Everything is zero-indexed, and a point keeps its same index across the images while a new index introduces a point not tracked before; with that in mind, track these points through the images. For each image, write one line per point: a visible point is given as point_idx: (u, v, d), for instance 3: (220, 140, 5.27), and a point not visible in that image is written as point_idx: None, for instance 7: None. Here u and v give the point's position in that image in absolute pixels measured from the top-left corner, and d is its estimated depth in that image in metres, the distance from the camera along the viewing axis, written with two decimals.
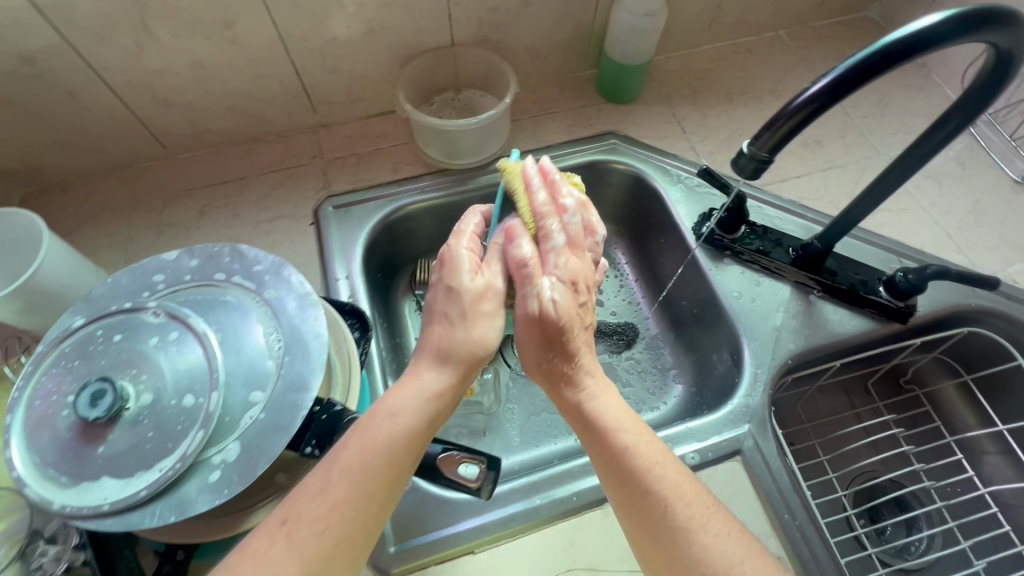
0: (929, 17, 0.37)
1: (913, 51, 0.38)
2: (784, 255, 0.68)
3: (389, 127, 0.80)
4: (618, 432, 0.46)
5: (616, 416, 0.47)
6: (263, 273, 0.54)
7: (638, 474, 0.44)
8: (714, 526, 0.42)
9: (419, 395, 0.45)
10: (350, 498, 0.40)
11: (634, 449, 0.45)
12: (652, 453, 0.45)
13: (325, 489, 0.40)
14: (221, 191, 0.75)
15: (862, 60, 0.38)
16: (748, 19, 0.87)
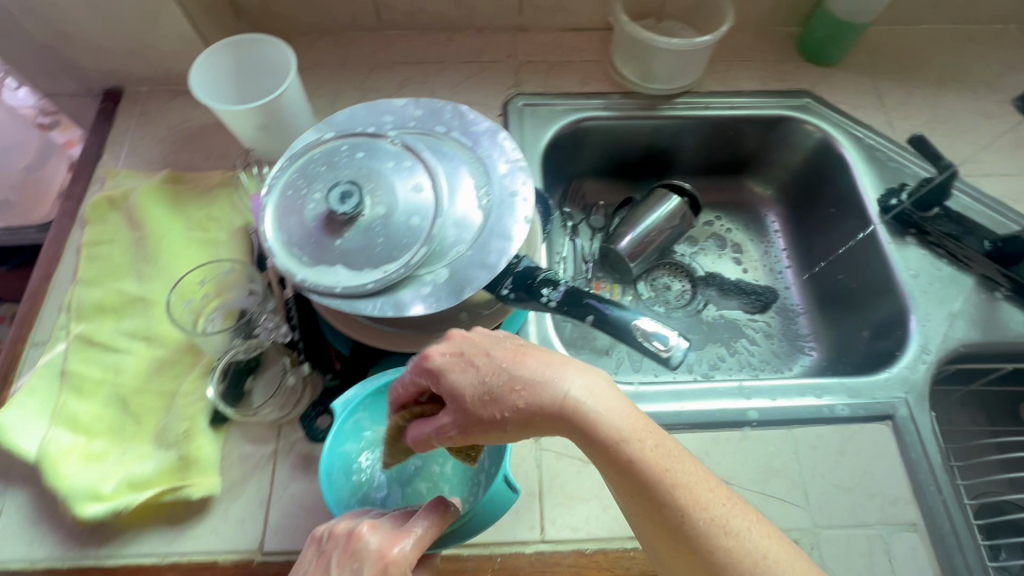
0: None
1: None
2: (976, 245, 0.64)
3: (583, 43, 0.82)
4: (629, 446, 0.38)
5: (613, 416, 0.39)
6: (480, 134, 0.57)
7: (665, 508, 0.37)
8: (744, 522, 0.38)
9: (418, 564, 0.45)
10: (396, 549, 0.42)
11: (650, 467, 0.38)
12: (661, 458, 0.38)
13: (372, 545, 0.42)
14: (422, 70, 0.80)
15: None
16: (981, 3, 0.81)
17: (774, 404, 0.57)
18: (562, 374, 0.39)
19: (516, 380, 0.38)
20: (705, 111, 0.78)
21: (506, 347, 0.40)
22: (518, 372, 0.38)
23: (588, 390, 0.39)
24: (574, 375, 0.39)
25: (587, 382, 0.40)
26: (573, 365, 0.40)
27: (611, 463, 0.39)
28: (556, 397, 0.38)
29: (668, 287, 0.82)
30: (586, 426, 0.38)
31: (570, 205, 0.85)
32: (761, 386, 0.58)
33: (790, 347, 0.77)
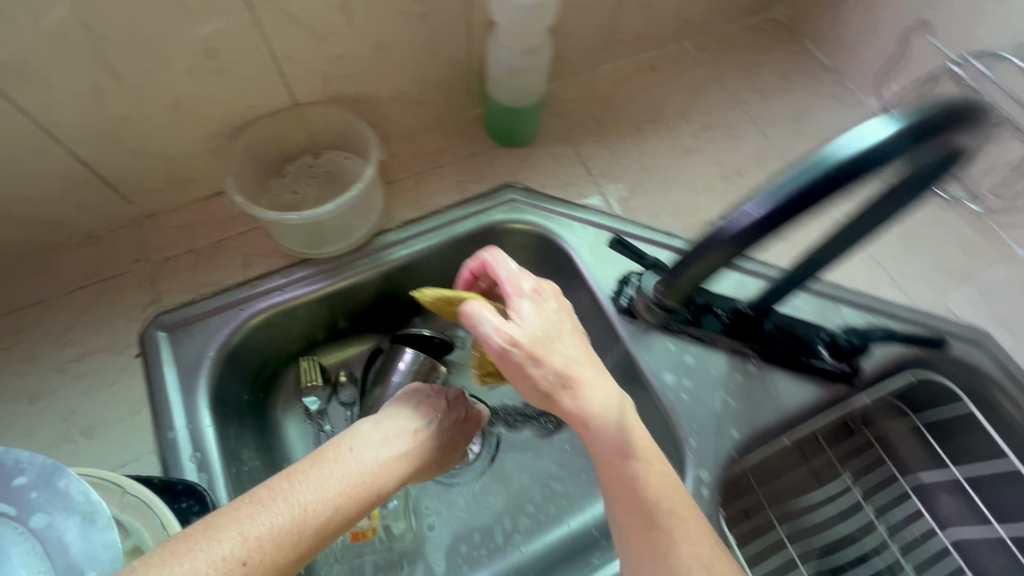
0: (877, 126, 0.35)
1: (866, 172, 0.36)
2: (715, 323, 0.59)
3: (235, 209, 0.64)
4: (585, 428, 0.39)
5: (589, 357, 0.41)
6: (26, 490, 0.38)
7: (633, 481, 0.38)
8: None
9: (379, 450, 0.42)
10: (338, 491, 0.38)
11: (608, 459, 0.39)
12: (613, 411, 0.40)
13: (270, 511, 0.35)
14: (10, 324, 0.57)
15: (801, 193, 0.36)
16: (648, 33, 0.77)
17: None
18: (586, 365, 0.40)
19: (580, 374, 0.40)
20: (406, 250, 0.64)
21: (536, 315, 0.42)
22: (563, 356, 0.40)
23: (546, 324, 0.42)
24: (582, 364, 0.40)
25: (603, 385, 0.40)
26: (568, 324, 0.43)
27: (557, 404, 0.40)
28: (545, 361, 0.39)
29: None
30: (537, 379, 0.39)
31: (307, 390, 0.67)
32: None
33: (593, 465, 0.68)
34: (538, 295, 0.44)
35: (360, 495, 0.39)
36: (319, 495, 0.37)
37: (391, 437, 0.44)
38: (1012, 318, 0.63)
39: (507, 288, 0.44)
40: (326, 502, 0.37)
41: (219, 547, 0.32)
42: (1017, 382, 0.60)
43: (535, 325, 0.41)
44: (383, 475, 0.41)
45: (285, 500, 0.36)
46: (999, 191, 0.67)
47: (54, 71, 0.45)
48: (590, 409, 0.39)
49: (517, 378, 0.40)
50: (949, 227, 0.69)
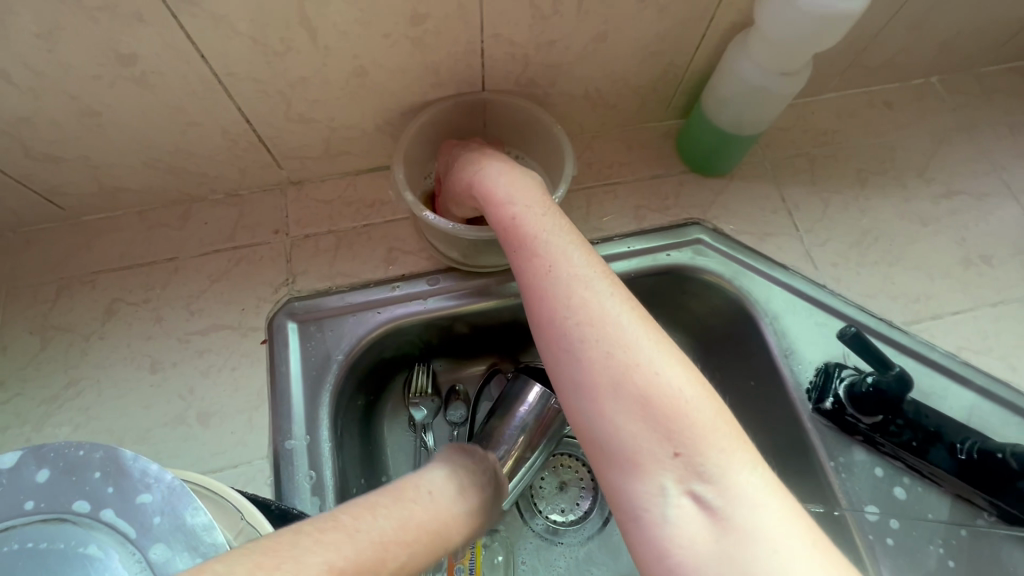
0: None
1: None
2: (946, 460, 0.46)
3: (384, 192, 0.57)
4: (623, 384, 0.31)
5: (629, 317, 0.34)
6: (149, 512, 0.33)
7: (612, 414, 0.31)
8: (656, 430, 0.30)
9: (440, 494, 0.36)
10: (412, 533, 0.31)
11: (621, 432, 0.31)
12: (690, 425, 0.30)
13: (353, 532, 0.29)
14: (141, 278, 0.52)
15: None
16: (898, 62, 0.62)
17: None
18: (662, 360, 0.32)
19: (582, 288, 0.36)
20: None
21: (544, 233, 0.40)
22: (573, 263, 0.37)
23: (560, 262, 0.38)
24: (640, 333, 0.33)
25: (586, 259, 0.38)
26: (606, 281, 0.36)
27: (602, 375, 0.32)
28: (593, 307, 0.35)
29: (558, 496, 0.62)
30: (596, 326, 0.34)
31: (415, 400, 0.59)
32: None
33: None
34: (562, 225, 0.40)
35: (426, 536, 0.32)
36: (398, 529, 0.30)
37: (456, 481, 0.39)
38: None
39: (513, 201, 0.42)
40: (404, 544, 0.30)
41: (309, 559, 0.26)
42: None
43: (539, 202, 0.42)
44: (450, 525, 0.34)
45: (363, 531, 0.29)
46: None
47: (245, 17, 0.38)
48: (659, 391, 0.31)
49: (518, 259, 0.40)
50: None
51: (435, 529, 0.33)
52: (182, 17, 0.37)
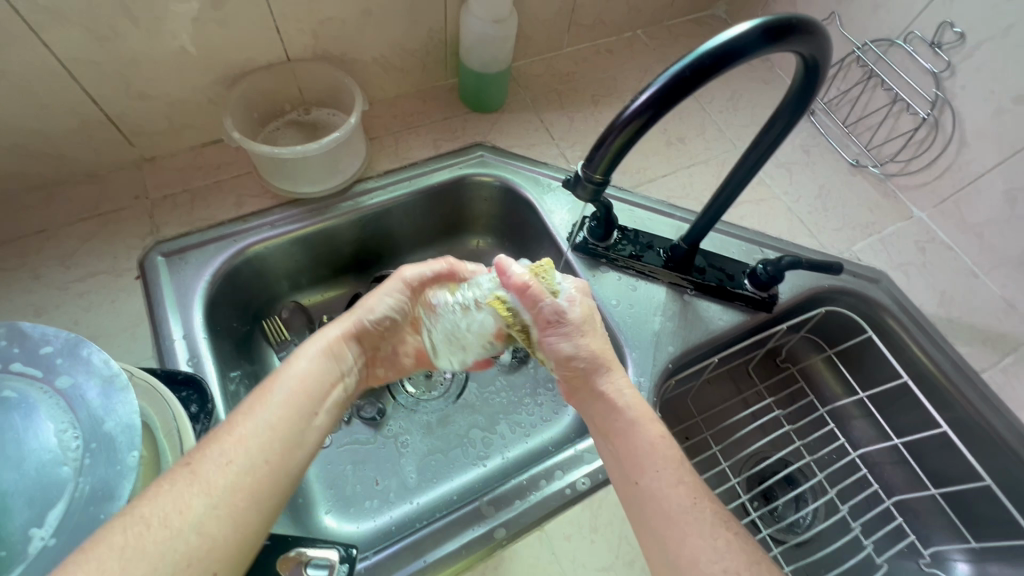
0: (740, 25, 0.36)
1: (769, 119, 0.47)
2: (655, 259, 0.68)
3: (228, 156, 0.70)
4: (649, 452, 0.46)
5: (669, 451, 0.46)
6: (53, 356, 0.44)
7: (671, 508, 0.43)
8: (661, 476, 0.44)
9: (284, 384, 0.47)
10: (251, 446, 0.42)
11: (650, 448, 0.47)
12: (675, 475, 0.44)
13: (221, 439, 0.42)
14: (16, 248, 0.62)
15: (681, 70, 0.36)
16: (604, 20, 0.87)
17: (521, 509, 0.53)
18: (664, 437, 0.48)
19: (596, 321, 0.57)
20: (385, 196, 0.72)
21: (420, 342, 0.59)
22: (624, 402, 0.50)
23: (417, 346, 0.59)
24: (621, 382, 0.51)
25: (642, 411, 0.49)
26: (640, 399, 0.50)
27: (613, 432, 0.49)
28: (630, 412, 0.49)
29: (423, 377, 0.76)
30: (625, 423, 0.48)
31: (279, 344, 0.72)
32: (502, 494, 0.54)
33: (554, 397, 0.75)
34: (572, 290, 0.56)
35: (291, 417, 0.45)
36: (230, 456, 0.41)
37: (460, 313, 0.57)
38: (906, 263, 0.74)
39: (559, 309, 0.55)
40: (245, 450, 0.42)
41: (216, 477, 0.39)
42: (908, 313, 0.71)
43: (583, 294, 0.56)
44: (288, 406, 0.46)
45: (241, 433, 0.43)
46: (896, 157, 0.78)
47: (75, 10, 0.52)
48: (626, 401, 0.50)
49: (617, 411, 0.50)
50: (858, 189, 0.80)
51: (310, 388, 0.48)
52: (22, 12, 0.50)
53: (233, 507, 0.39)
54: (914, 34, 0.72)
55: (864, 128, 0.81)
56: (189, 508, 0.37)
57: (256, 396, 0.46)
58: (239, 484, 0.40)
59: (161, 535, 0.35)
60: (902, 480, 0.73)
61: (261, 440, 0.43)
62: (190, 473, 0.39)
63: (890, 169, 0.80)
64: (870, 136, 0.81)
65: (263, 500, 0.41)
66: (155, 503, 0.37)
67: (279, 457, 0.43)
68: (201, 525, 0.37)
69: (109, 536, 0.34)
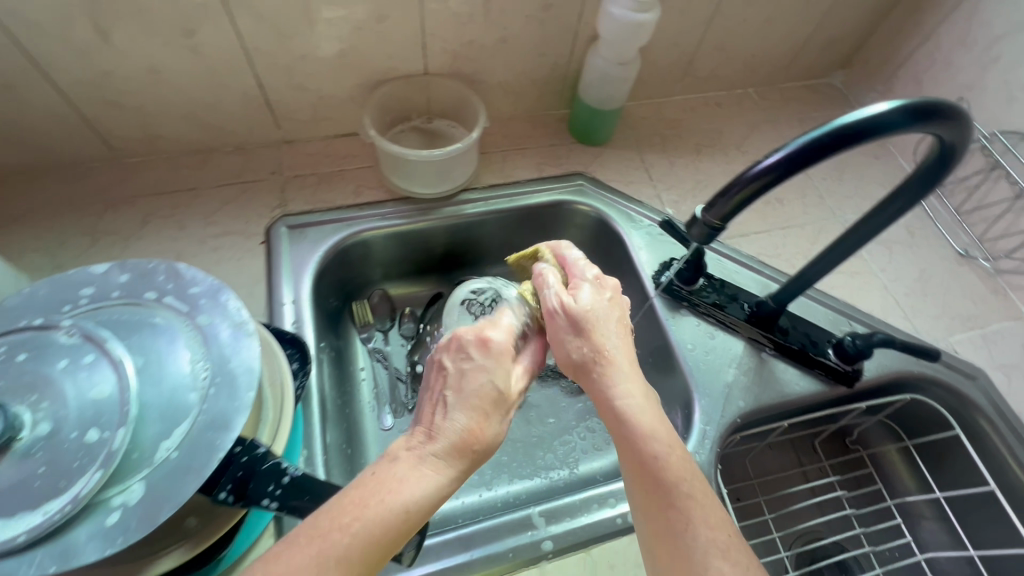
0: (882, 103, 0.37)
1: (892, 193, 0.48)
2: (738, 311, 0.68)
3: (355, 149, 0.78)
4: (650, 443, 0.43)
5: (660, 437, 0.44)
6: (198, 296, 0.51)
7: (668, 505, 0.41)
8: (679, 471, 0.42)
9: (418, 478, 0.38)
10: (351, 536, 0.34)
11: (643, 430, 0.44)
12: (687, 472, 0.42)
13: (333, 516, 0.35)
14: (170, 200, 0.71)
15: (812, 139, 0.37)
16: (718, 75, 0.90)
17: (569, 527, 0.54)
18: (654, 415, 0.46)
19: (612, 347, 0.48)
20: (485, 207, 0.76)
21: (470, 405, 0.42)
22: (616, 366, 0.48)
23: (471, 416, 0.41)
24: (621, 377, 0.47)
25: (632, 385, 0.47)
26: (634, 375, 0.47)
27: (610, 415, 0.46)
28: (619, 394, 0.46)
29: None
30: (620, 423, 0.45)
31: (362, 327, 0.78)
32: (555, 508, 0.55)
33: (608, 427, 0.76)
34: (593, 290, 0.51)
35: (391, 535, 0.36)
36: (337, 536, 0.34)
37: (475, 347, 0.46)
38: (1009, 365, 0.70)
39: (575, 269, 0.54)
40: (346, 539, 0.34)
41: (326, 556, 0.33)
42: (1005, 418, 0.66)
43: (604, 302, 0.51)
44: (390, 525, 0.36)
45: (360, 516, 0.35)
46: (1012, 254, 0.75)
47: (268, 9, 0.60)
48: (634, 414, 0.45)
49: (595, 388, 0.47)
50: (964, 280, 0.77)
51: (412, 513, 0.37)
52: (229, 6, 0.59)
53: None
54: None
55: (979, 219, 0.78)
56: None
57: (375, 481, 0.37)
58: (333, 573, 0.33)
59: None
60: None
61: (366, 504, 0.36)
62: (301, 544, 0.34)
63: (1003, 265, 0.76)
64: (985, 228, 0.77)
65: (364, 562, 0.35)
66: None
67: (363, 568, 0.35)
68: None
69: None
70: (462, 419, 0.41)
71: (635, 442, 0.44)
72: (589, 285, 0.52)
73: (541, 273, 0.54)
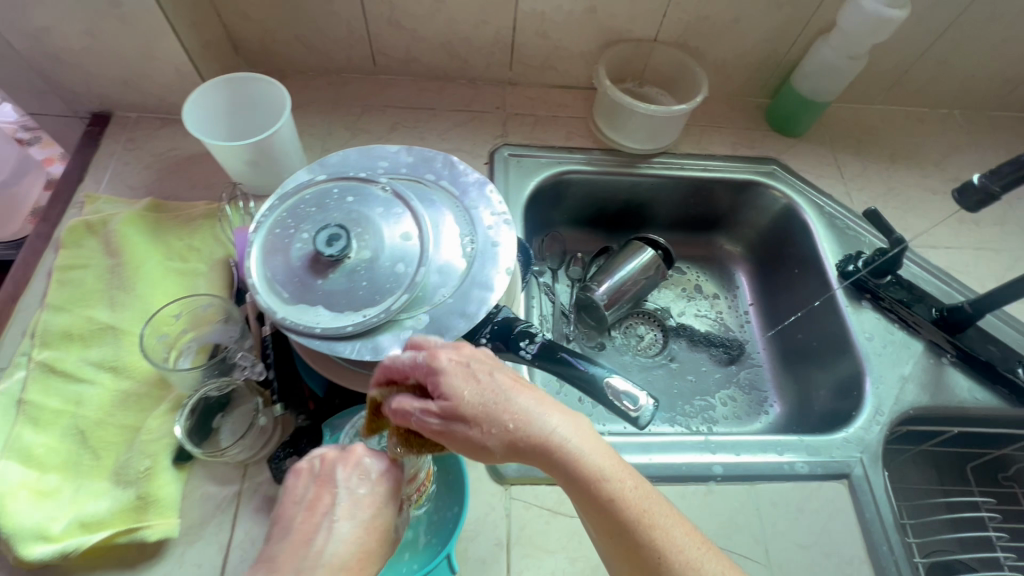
0: None
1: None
2: (925, 312, 0.69)
3: (568, 100, 0.86)
4: (607, 483, 0.39)
5: (623, 479, 0.40)
6: (468, 184, 0.60)
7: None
8: (676, 528, 0.39)
9: (348, 522, 0.41)
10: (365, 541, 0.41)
11: (591, 466, 0.39)
12: (649, 502, 0.39)
13: (303, 544, 0.40)
14: (413, 115, 0.83)
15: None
16: (928, 90, 0.89)
17: (739, 459, 0.58)
18: (578, 436, 0.40)
19: (509, 400, 0.40)
20: (680, 172, 0.82)
21: (355, 534, 0.41)
22: (540, 422, 0.40)
23: (353, 541, 0.41)
24: (559, 422, 0.40)
25: (570, 425, 0.41)
26: (558, 418, 0.41)
27: (558, 474, 0.40)
28: (560, 442, 0.40)
29: (642, 335, 0.85)
30: (586, 490, 0.39)
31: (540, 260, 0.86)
32: (726, 441, 0.60)
33: (755, 399, 0.79)
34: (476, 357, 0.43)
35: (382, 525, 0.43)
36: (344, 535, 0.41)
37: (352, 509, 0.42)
38: None
39: (420, 363, 0.42)
40: (358, 526, 0.41)
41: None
42: None
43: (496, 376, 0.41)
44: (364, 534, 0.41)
45: (342, 530, 0.41)
46: None
47: None
48: (599, 471, 0.40)
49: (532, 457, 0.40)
50: None
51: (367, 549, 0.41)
52: None
53: None
54: None
55: None
56: None
57: (298, 535, 0.40)
58: (351, 566, 0.40)
59: None
60: None
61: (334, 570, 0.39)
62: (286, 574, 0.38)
63: None
64: None
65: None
66: None
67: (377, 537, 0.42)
68: None
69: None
70: (343, 547, 0.40)
71: (590, 490, 0.39)
72: (450, 369, 0.41)
73: (397, 408, 0.40)
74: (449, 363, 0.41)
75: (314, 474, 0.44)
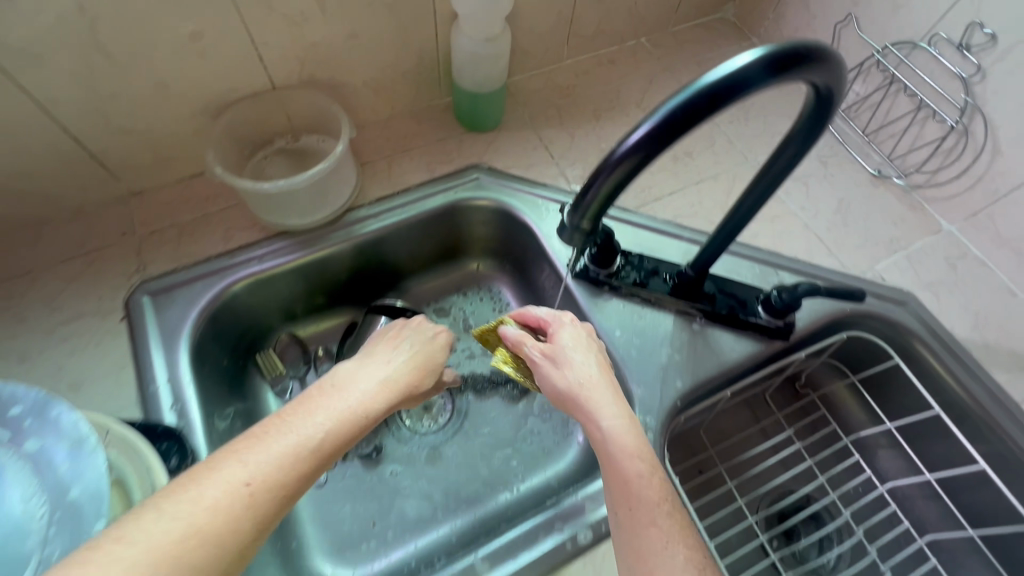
0: (746, 53, 0.31)
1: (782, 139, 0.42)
2: (661, 285, 0.64)
3: (217, 187, 0.69)
4: (633, 461, 0.43)
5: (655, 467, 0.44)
6: (20, 418, 0.42)
7: (635, 493, 0.42)
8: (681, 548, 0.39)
9: (401, 354, 0.51)
10: (357, 408, 0.43)
11: (629, 439, 0.45)
12: (665, 501, 0.42)
13: (336, 388, 0.44)
14: (4, 291, 0.61)
15: (677, 105, 0.31)
16: (606, 30, 0.84)
17: (520, 563, 0.50)
18: (626, 415, 0.47)
19: (421, 363, 0.51)
20: (378, 223, 0.69)
21: (409, 362, 0.50)
22: (595, 386, 0.49)
23: (387, 390, 0.46)
24: (607, 412, 0.47)
25: (621, 415, 0.46)
26: (620, 407, 0.47)
27: (601, 446, 0.45)
28: (604, 413, 0.47)
29: (425, 412, 0.74)
30: (602, 444, 0.45)
31: (273, 379, 0.71)
32: (499, 548, 0.51)
33: (557, 428, 0.72)
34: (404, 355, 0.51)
35: (404, 389, 0.48)
36: (367, 399, 0.44)
37: (391, 361, 0.49)
38: (935, 282, 0.69)
39: (552, 321, 0.57)
40: (317, 430, 0.39)
41: (208, 489, 0.33)
42: (940, 338, 0.65)
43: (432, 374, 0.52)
44: (373, 403, 0.44)
45: (375, 372, 0.47)
46: (923, 168, 0.73)
47: (45, 47, 0.50)
48: (625, 437, 0.45)
49: (579, 409, 0.48)
50: (881, 203, 0.75)
51: (391, 396, 0.46)
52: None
53: (238, 520, 0.33)
54: (940, 36, 0.66)
55: (887, 136, 0.76)
56: (217, 469, 0.34)
57: (338, 377, 0.46)
58: (364, 426, 0.42)
59: (187, 543, 0.30)
60: (936, 517, 0.68)
61: (364, 415, 0.43)
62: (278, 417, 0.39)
63: (916, 179, 0.74)
64: (894, 145, 0.75)
65: (232, 528, 0.32)
66: (158, 517, 0.31)
67: (379, 409, 0.44)
68: (189, 540, 0.30)
69: (199, 485, 0.33)
70: (394, 376, 0.48)
71: (615, 460, 0.44)
72: (568, 329, 0.55)
73: (520, 340, 0.54)
74: (569, 322, 0.55)
75: (406, 323, 0.56)
